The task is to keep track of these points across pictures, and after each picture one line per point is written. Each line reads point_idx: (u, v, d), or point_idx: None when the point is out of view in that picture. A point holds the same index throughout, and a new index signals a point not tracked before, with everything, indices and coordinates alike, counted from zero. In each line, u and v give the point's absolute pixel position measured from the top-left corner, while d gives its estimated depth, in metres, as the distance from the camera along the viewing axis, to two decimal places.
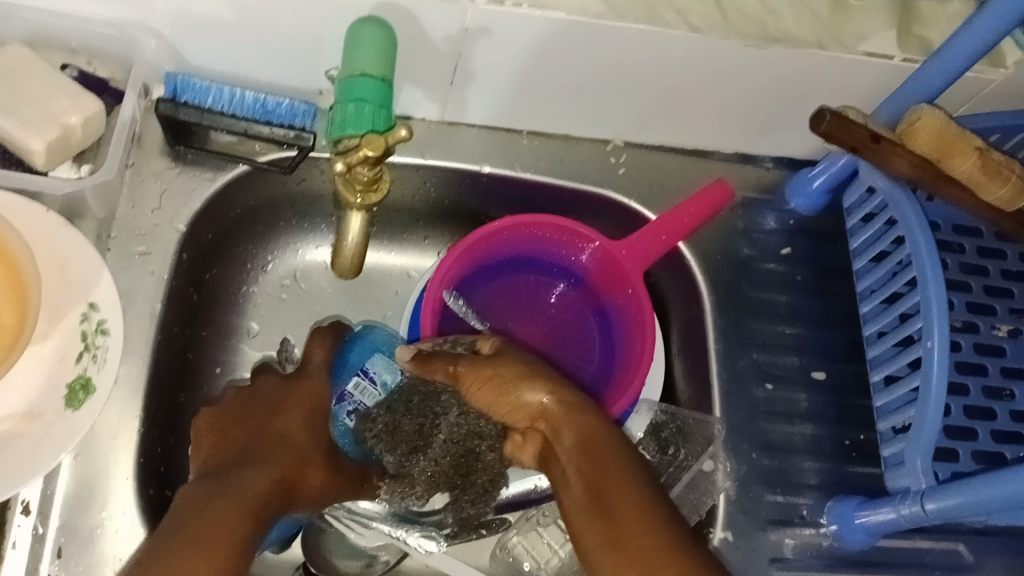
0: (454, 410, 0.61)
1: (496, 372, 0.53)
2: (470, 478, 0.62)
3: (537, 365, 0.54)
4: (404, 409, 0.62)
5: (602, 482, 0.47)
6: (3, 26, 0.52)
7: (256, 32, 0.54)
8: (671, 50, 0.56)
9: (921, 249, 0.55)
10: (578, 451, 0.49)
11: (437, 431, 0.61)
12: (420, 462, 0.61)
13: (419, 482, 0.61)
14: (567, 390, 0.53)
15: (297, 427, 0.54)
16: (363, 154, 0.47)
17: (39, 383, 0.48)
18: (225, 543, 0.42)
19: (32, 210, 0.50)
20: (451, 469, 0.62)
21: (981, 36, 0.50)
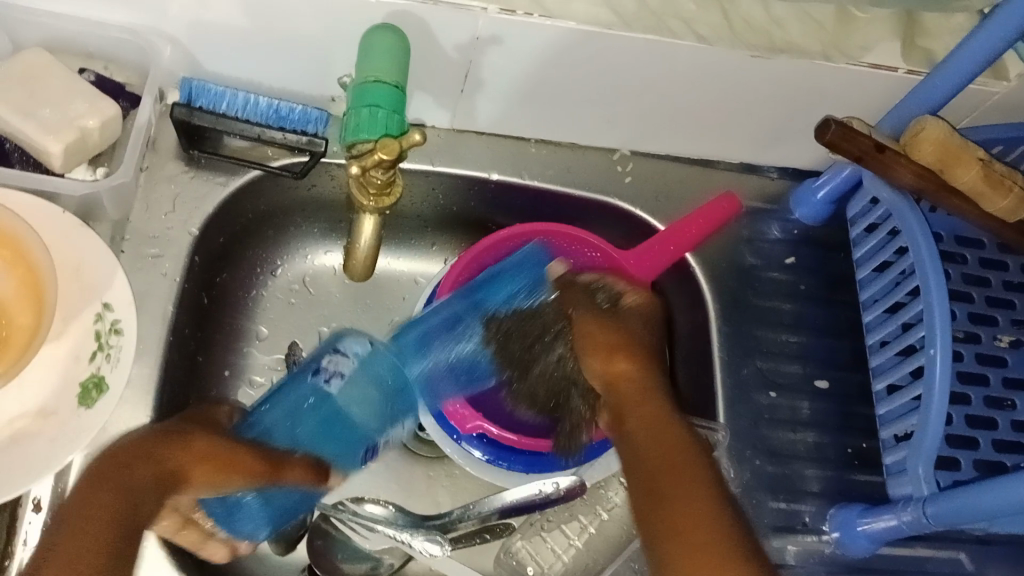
0: (559, 349, 0.59)
1: (616, 331, 0.55)
2: (563, 413, 0.60)
3: (638, 340, 0.55)
4: (518, 335, 0.60)
5: (665, 457, 0.48)
6: (23, 31, 0.53)
7: (271, 38, 0.55)
8: (681, 60, 0.57)
9: (925, 258, 0.56)
10: (645, 430, 0.50)
11: (537, 363, 0.60)
12: (520, 387, 0.61)
13: (518, 398, 0.61)
14: (652, 377, 0.54)
15: (159, 441, 0.49)
16: (378, 158, 0.47)
17: (54, 383, 0.48)
18: (104, 538, 0.43)
19: (50, 212, 0.51)
20: (544, 397, 0.61)
21: (986, 50, 0.51)
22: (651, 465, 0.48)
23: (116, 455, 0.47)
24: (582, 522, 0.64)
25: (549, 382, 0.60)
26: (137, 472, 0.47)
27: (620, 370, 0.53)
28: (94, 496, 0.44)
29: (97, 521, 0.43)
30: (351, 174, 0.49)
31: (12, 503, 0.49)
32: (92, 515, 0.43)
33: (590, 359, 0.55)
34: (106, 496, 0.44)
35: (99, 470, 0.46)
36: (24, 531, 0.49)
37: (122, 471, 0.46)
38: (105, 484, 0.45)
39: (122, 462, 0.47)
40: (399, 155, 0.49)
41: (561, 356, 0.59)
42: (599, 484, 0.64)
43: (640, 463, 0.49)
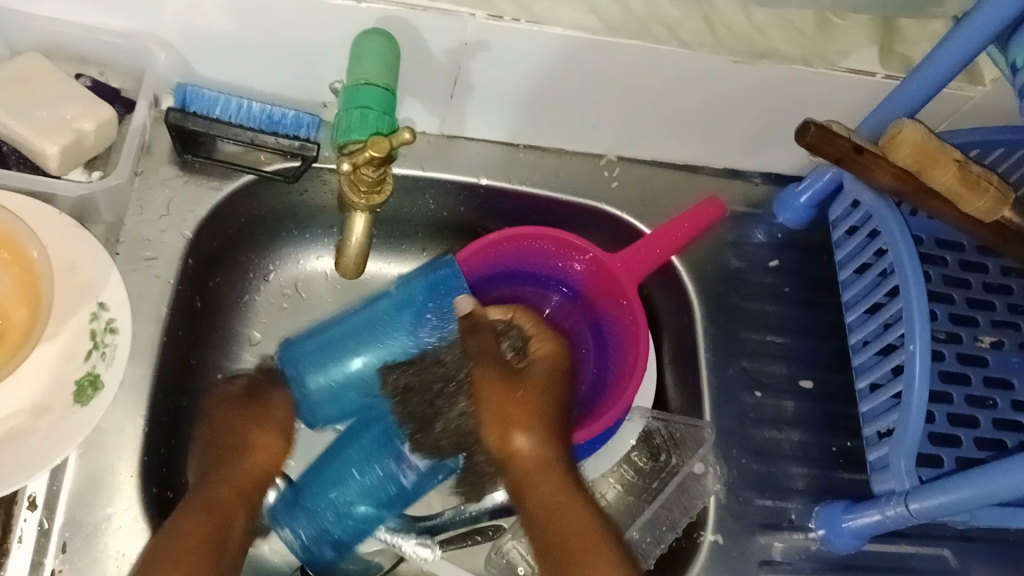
0: (460, 404, 0.58)
1: (521, 396, 0.55)
2: (471, 461, 0.59)
3: (554, 391, 0.56)
4: (427, 391, 0.59)
5: (569, 541, 0.51)
6: (21, 36, 0.55)
7: (265, 44, 0.56)
8: (665, 65, 0.58)
9: (904, 259, 0.57)
10: (544, 510, 0.53)
11: (442, 414, 0.58)
12: (431, 433, 0.59)
13: (434, 437, 0.59)
14: (553, 441, 0.55)
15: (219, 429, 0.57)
16: (368, 155, 0.48)
17: (49, 380, 0.49)
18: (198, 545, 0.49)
19: (46, 212, 0.52)
20: (452, 448, 0.59)
21: (959, 54, 0.52)
22: (556, 545, 0.51)
23: (199, 512, 0.51)
24: None
25: (453, 436, 0.58)
26: (229, 516, 0.52)
27: (518, 443, 0.54)
28: (201, 547, 0.49)
29: (204, 555, 0.49)
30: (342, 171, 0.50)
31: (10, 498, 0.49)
32: (212, 558, 0.49)
33: (488, 429, 0.55)
34: (212, 547, 0.50)
35: (191, 522, 0.51)
36: (19, 528, 0.49)
37: (222, 520, 0.52)
38: (204, 535, 0.50)
39: (217, 509, 0.52)
40: (387, 155, 0.49)
41: (464, 410, 0.58)
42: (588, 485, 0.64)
43: (547, 545, 0.52)
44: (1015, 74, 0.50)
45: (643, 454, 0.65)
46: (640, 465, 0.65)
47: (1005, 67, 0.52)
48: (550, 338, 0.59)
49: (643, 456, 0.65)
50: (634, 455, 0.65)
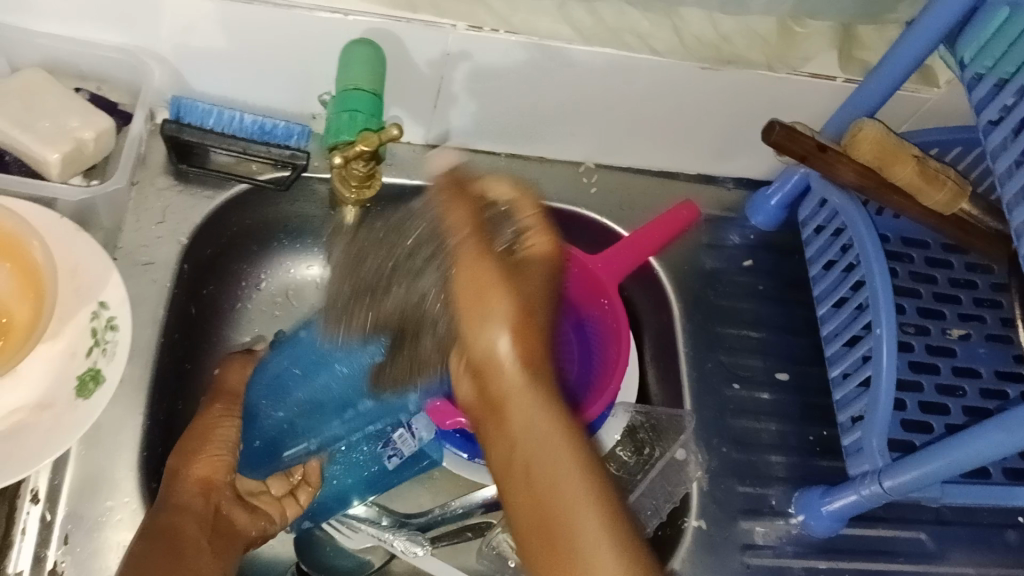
0: (425, 275, 0.53)
1: (513, 281, 0.48)
2: (419, 339, 0.55)
3: (540, 308, 0.49)
4: (378, 248, 0.57)
5: (535, 465, 0.45)
6: (22, 53, 0.57)
7: (257, 59, 0.59)
8: (637, 72, 0.62)
9: (869, 251, 0.59)
10: (518, 434, 0.47)
11: (395, 280, 0.55)
12: (380, 305, 0.56)
13: (383, 312, 0.56)
14: (538, 350, 0.49)
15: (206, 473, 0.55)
16: (358, 150, 0.52)
17: (51, 376, 0.51)
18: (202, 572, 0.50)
19: (47, 217, 0.54)
20: (399, 322, 0.55)
21: (912, 54, 0.56)
22: (525, 466, 0.46)
23: (153, 533, 0.50)
24: None
25: (405, 309, 0.54)
26: (188, 530, 0.52)
27: (497, 340, 0.48)
28: (161, 561, 0.49)
29: (172, 567, 0.49)
30: (333, 164, 0.54)
31: (12, 493, 0.52)
32: (177, 567, 0.49)
33: (461, 270, 0.49)
34: (174, 560, 0.49)
35: (152, 539, 0.50)
36: (22, 520, 0.51)
37: (172, 539, 0.50)
38: (163, 551, 0.49)
39: (169, 529, 0.51)
40: (379, 148, 0.54)
41: (427, 288, 0.53)
42: None
43: (520, 468, 0.46)
44: (962, 69, 0.55)
45: (628, 447, 0.66)
46: (625, 458, 0.65)
47: (953, 63, 0.57)
48: (548, 234, 0.51)
49: (628, 450, 0.65)
50: (618, 448, 0.65)
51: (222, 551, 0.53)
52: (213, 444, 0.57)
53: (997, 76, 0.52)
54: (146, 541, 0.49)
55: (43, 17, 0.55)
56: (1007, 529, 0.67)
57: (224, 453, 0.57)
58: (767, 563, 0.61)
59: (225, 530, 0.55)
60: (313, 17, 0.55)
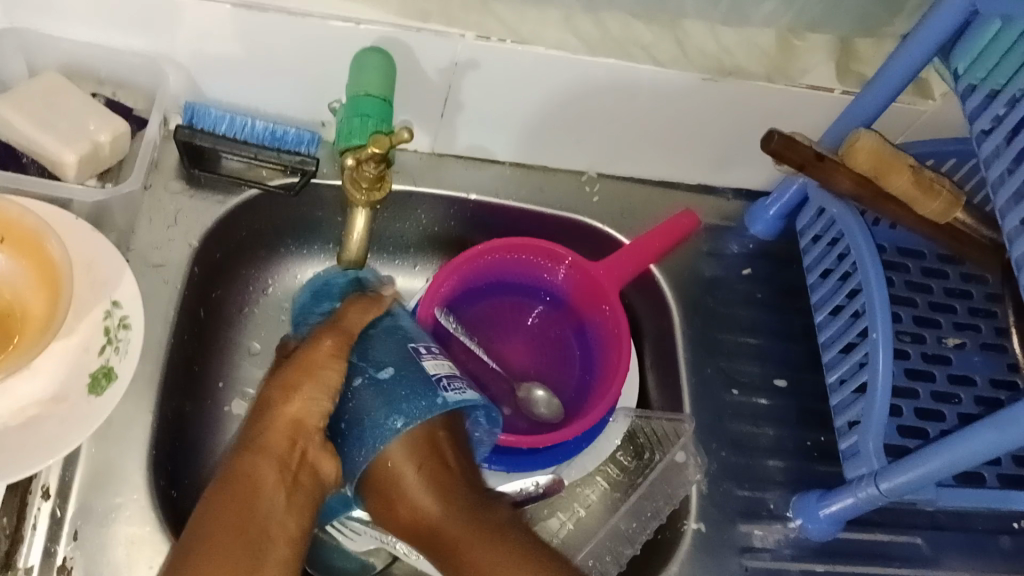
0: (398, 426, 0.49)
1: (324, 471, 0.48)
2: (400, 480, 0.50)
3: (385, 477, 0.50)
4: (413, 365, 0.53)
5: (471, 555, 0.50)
6: (41, 58, 0.59)
7: (271, 66, 0.60)
8: (640, 82, 0.63)
9: (866, 258, 0.60)
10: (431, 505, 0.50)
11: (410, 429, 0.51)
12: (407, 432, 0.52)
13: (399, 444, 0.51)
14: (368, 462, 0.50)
15: (302, 409, 0.48)
16: (371, 151, 0.53)
17: (65, 371, 0.52)
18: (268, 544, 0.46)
19: (64, 217, 0.56)
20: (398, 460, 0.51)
21: (906, 66, 0.57)
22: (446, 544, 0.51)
23: (230, 486, 0.47)
24: (559, 519, 0.66)
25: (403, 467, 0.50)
26: (261, 497, 0.46)
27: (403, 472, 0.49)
28: (234, 509, 0.46)
29: (243, 536, 0.45)
30: (347, 165, 0.55)
31: (25, 489, 0.52)
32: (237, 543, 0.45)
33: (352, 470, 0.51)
34: (244, 516, 0.46)
35: (221, 486, 0.47)
36: (33, 515, 0.52)
37: (249, 491, 0.46)
38: (240, 509, 0.46)
39: (249, 482, 0.47)
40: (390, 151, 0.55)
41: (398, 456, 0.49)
42: (576, 483, 0.68)
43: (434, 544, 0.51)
44: (957, 80, 0.56)
45: (628, 453, 0.68)
46: (625, 463, 0.68)
47: (948, 75, 0.59)
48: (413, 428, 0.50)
49: (627, 455, 0.68)
50: (618, 453, 0.68)
51: (299, 510, 0.47)
52: (314, 377, 0.48)
53: (989, 86, 0.54)
54: (219, 494, 0.47)
55: (63, 22, 0.56)
56: (1001, 535, 0.68)
57: (323, 392, 0.48)
58: (765, 565, 0.62)
59: (304, 483, 0.47)
60: (327, 25, 0.57)
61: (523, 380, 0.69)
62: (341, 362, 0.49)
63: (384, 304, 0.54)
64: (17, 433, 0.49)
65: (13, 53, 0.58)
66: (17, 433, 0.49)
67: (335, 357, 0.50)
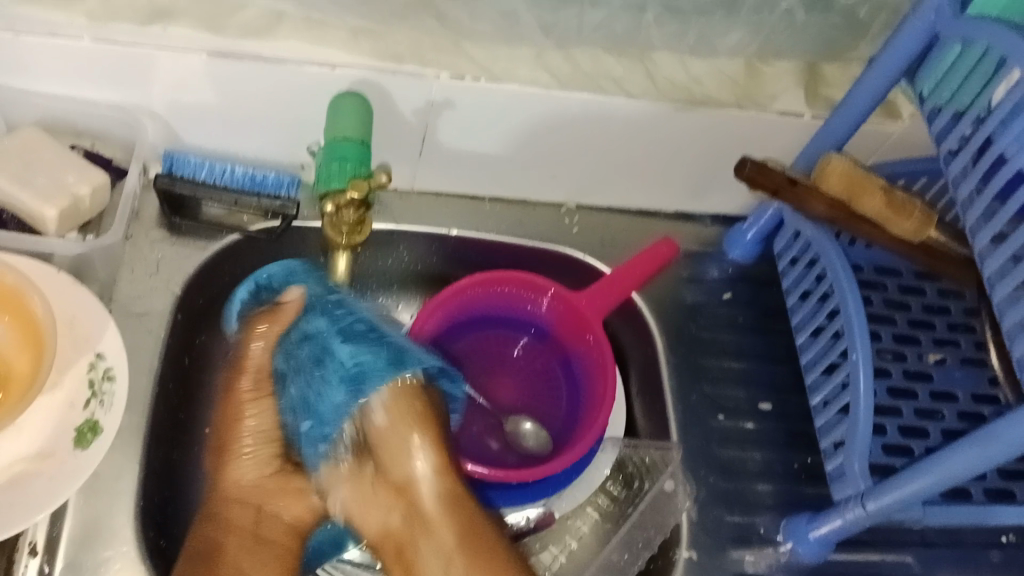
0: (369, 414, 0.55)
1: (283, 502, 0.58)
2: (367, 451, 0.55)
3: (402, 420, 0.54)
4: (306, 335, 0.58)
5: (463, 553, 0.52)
6: (18, 113, 0.59)
7: (247, 113, 0.61)
8: (613, 116, 0.64)
9: (843, 282, 0.60)
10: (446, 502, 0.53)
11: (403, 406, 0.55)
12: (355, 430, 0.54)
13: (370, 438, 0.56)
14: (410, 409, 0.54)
15: (261, 457, 0.58)
16: (351, 196, 0.56)
17: (49, 428, 0.51)
18: None
19: (45, 271, 0.56)
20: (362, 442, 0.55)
21: (872, 91, 0.59)
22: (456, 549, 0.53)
23: (196, 554, 0.54)
24: (552, 552, 0.66)
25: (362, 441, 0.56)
26: (228, 560, 0.54)
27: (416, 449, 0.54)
28: None
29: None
30: (326, 210, 0.58)
31: (12, 546, 0.52)
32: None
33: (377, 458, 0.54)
34: None
35: (189, 559, 0.53)
36: (22, 573, 0.52)
37: (215, 554, 0.54)
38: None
39: (211, 547, 0.54)
40: (367, 195, 0.57)
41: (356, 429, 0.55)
42: (567, 515, 0.67)
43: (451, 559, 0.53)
44: (923, 101, 0.58)
45: (617, 483, 0.67)
46: (615, 493, 0.67)
47: (914, 96, 0.60)
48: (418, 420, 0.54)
49: (617, 485, 0.67)
50: (606, 484, 0.67)
51: (267, 563, 0.56)
52: (230, 450, 0.58)
53: (954, 107, 0.55)
54: (189, 567, 0.53)
55: (38, 79, 0.57)
56: (990, 549, 0.68)
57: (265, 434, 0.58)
58: None
59: (274, 534, 0.57)
60: (303, 71, 0.57)
61: (510, 414, 0.70)
62: (261, 404, 0.59)
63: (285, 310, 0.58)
64: (3, 490, 0.49)
65: None
66: (3, 491, 0.49)
67: (254, 401, 0.58)
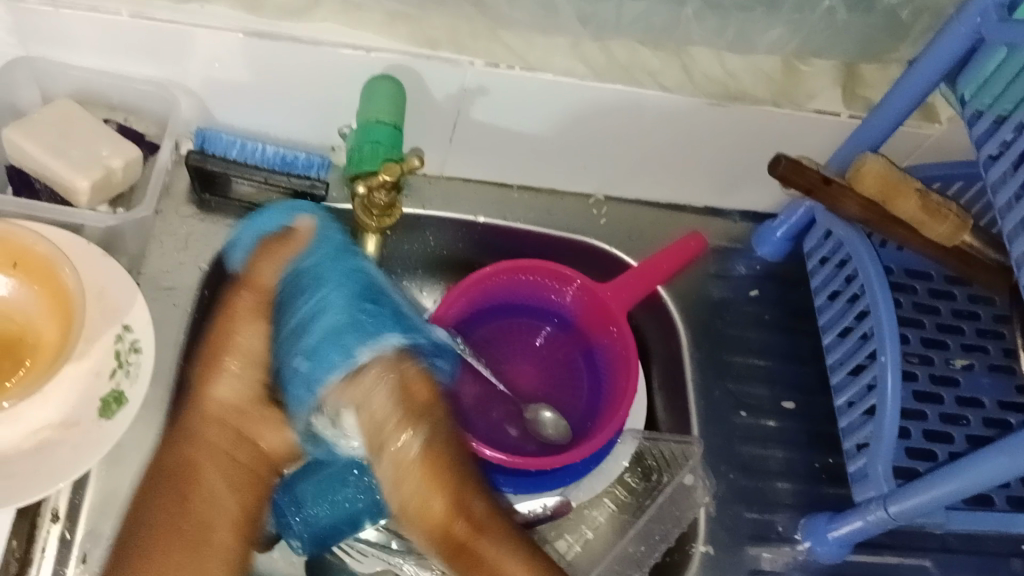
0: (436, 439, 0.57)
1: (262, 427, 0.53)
2: None
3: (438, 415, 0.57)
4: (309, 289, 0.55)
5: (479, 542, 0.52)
6: (56, 85, 0.60)
7: (281, 93, 0.61)
8: (647, 108, 0.64)
9: (873, 281, 0.60)
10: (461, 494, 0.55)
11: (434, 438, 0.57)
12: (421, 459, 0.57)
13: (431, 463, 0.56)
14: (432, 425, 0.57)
15: (234, 378, 0.52)
16: (383, 179, 0.56)
17: (75, 397, 0.52)
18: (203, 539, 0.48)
19: (78, 243, 0.56)
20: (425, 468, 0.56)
21: (911, 92, 0.58)
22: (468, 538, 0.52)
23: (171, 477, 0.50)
24: (568, 541, 0.65)
25: None
26: (204, 482, 0.50)
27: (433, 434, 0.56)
28: (176, 509, 0.49)
29: (177, 535, 0.48)
30: (357, 193, 0.58)
31: (34, 512, 0.52)
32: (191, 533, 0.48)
33: None
34: (183, 507, 0.49)
35: (164, 479, 0.50)
36: (43, 538, 0.52)
37: (191, 473, 0.50)
38: (172, 515, 0.49)
39: (186, 466, 0.50)
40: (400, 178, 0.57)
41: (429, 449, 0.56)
42: (584, 505, 0.66)
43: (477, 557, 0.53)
44: (963, 105, 0.57)
45: (637, 474, 0.67)
46: (634, 485, 0.67)
47: (955, 100, 0.59)
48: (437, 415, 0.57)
49: (636, 476, 0.67)
50: (626, 474, 0.67)
51: (244, 487, 0.51)
52: (242, 353, 0.53)
53: (996, 111, 0.54)
54: (161, 484, 0.50)
55: (77, 51, 0.57)
56: (1013, 558, 0.67)
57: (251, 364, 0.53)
58: None
59: (244, 457, 0.52)
60: (337, 54, 0.58)
61: (530, 403, 0.70)
62: (256, 324, 0.54)
63: (297, 237, 0.57)
64: (29, 456, 0.50)
65: (28, 81, 0.59)
66: (28, 457, 0.50)
67: (254, 317, 0.54)
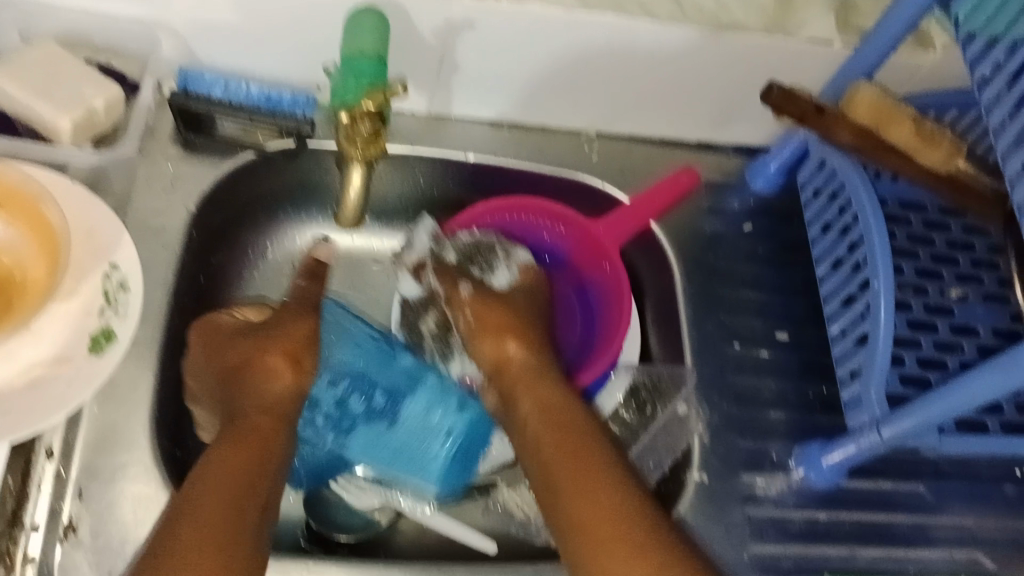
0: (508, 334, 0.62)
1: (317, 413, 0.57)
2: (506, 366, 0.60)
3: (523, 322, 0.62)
4: None
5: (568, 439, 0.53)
6: (35, 25, 0.59)
7: (264, 31, 0.60)
8: (638, 39, 0.63)
9: (866, 207, 0.59)
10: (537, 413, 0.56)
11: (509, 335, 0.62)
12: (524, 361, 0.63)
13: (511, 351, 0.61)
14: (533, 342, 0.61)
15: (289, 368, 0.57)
16: (368, 108, 0.55)
17: (65, 334, 0.52)
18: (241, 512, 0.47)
19: (61, 180, 0.56)
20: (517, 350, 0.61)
21: (905, 16, 0.57)
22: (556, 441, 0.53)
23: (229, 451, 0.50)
24: None
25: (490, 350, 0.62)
26: (248, 465, 0.50)
27: (509, 348, 0.61)
28: (236, 477, 0.49)
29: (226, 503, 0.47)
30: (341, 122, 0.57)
31: (30, 448, 0.52)
32: (242, 535, 0.46)
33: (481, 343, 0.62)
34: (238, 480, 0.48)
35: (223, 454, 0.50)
36: (39, 473, 0.52)
37: (248, 454, 0.50)
38: (225, 492, 0.47)
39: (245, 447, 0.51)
40: (385, 106, 0.56)
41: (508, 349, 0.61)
42: None
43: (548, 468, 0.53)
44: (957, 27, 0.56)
45: (629, 406, 0.68)
46: (625, 417, 0.68)
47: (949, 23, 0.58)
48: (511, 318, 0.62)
49: (629, 408, 0.68)
50: (618, 408, 0.68)
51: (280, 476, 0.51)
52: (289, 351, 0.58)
53: (988, 34, 0.53)
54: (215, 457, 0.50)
55: None
56: (1004, 483, 0.68)
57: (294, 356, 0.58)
58: (768, 514, 0.62)
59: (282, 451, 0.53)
60: None
61: None
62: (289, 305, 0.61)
63: None
64: (20, 394, 0.49)
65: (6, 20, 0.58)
66: (20, 394, 0.49)
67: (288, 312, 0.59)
